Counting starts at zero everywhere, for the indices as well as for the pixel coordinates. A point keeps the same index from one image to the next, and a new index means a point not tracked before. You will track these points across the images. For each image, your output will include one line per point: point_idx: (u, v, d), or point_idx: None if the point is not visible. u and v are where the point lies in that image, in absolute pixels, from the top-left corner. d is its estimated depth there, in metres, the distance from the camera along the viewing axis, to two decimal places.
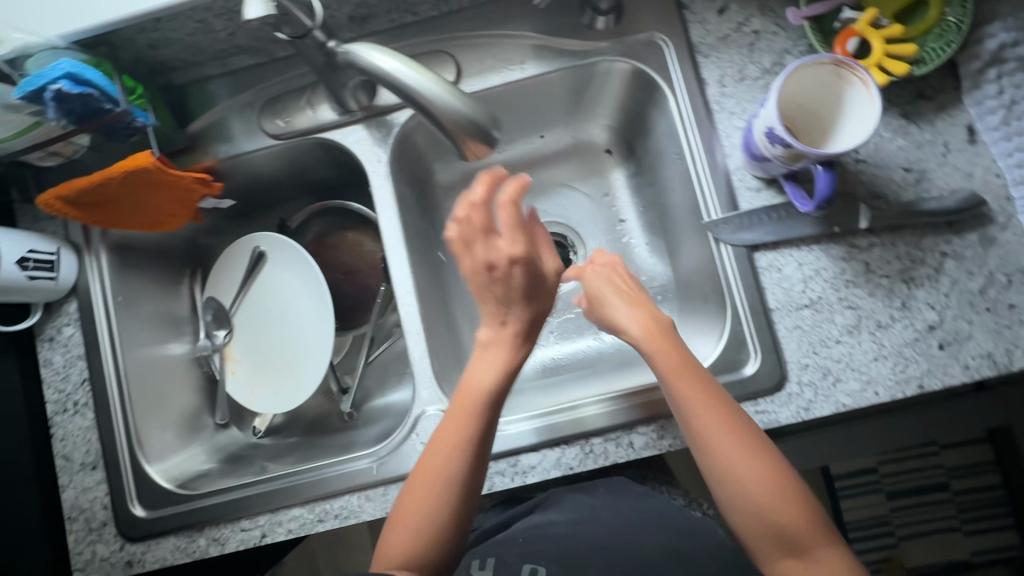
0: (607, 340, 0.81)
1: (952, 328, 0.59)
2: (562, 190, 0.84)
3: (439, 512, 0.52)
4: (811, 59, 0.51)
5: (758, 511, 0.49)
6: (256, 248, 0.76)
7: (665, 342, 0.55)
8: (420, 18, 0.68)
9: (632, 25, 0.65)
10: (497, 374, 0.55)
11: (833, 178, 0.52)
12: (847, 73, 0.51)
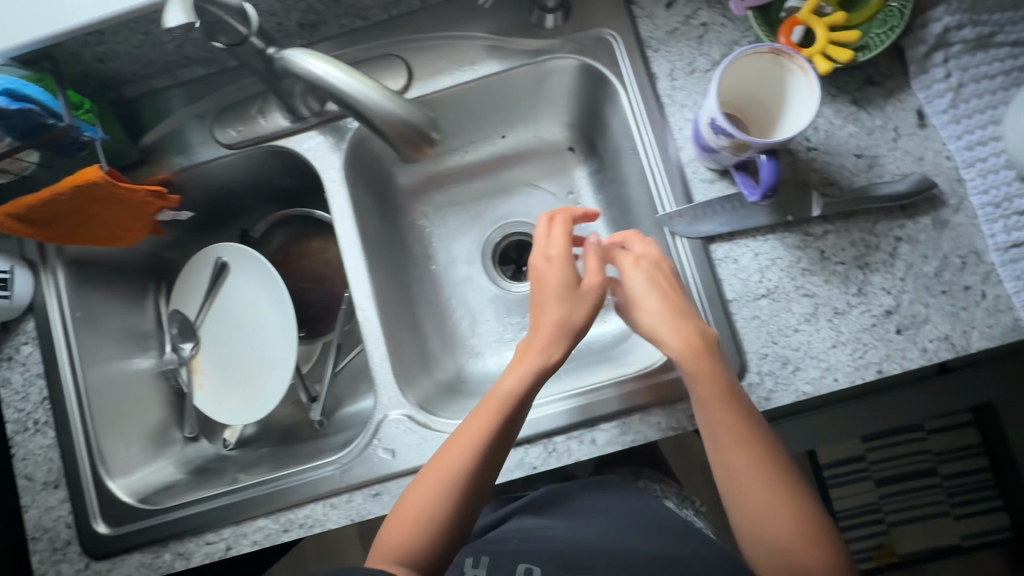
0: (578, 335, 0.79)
1: (909, 312, 0.59)
2: (528, 190, 0.84)
3: (436, 515, 0.53)
4: (749, 48, 0.51)
5: (763, 526, 0.49)
6: (218, 259, 0.76)
7: (700, 354, 0.54)
8: (371, 22, 0.68)
9: (581, 22, 0.65)
10: (521, 376, 0.56)
11: (777, 166, 0.52)
12: (786, 61, 0.51)
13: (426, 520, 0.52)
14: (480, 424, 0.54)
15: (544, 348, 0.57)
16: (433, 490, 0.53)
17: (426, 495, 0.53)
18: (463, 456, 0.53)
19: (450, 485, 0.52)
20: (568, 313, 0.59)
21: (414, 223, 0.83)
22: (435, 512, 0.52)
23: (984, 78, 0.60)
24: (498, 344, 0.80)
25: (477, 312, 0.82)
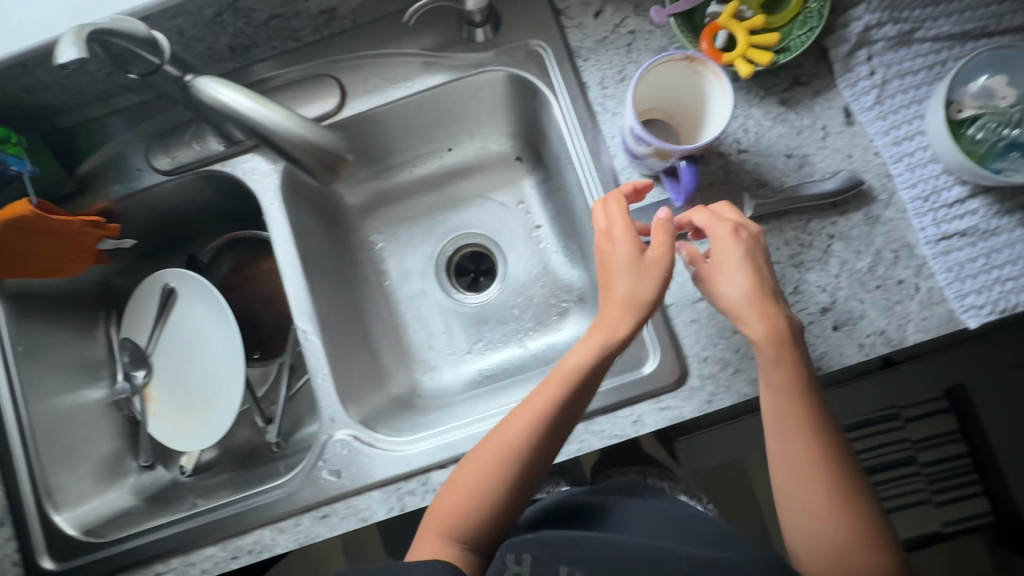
0: (533, 347, 0.80)
1: (845, 309, 0.60)
2: (480, 201, 0.85)
3: (485, 490, 0.54)
4: (665, 55, 0.53)
5: (803, 513, 0.50)
6: (165, 285, 0.76)
7: (772, 340, 0.52)
8: (303, 42, 0.68)
9: (511, 35, 0.66)
10: (588, 358, 0.53)
11: (696, 172, 0.56)
12: (699, 68, 0.54)
13: (473, 510, 0.54)
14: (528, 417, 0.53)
15: (608, 325, 0.53)
16: (482, 481, 0.54)
17: (474, 485, 0.54)
18: (518, 453, 0.53)
19: (496, 478, 0.54)
20: (631, 293, 0.53)
21: (366, 239, 0.83)
22: (482, 504, 0.53)
23: (908, 74, 0.61)
24: (454, 355, 0.81)
25: (432, 325, 0.82)
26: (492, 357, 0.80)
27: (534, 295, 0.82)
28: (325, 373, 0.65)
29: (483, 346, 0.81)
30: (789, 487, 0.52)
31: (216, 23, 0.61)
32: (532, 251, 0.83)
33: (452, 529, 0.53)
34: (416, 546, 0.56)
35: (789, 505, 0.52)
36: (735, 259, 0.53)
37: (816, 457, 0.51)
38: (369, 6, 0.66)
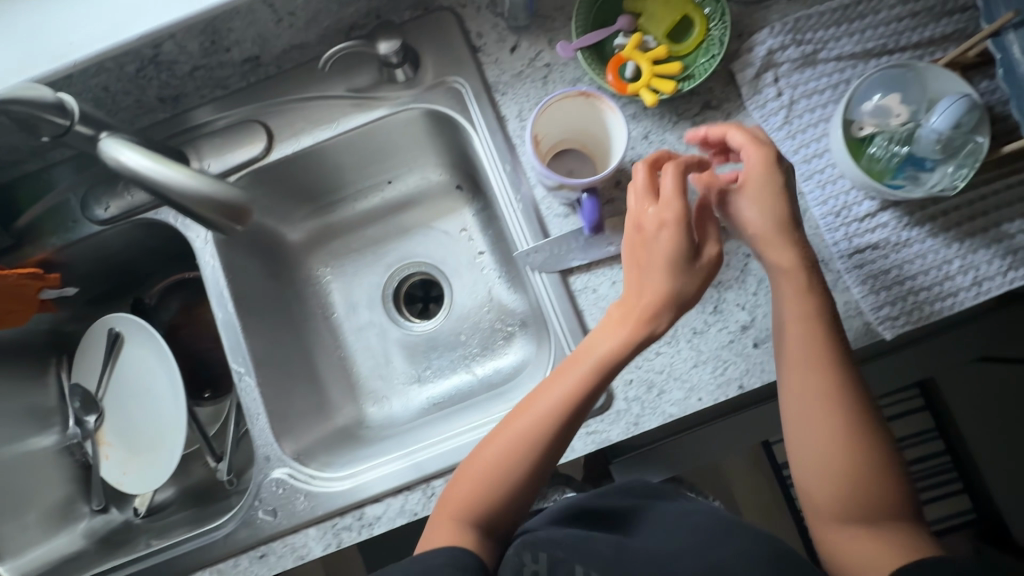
0: (480, 372, 0.81)
1: (764, 326, 0.61)
2: (424, 230, 0.86)
3: (518, 467, 0.53)
4: (562, 92, 0.56)
5: (827, 459, 0.50)
6: (110, 330, 0.77)
7: (796, 281, 0.53)
8: (232, 90, 0.70)
9: (431, 73, 0.68)
10: (621, 342, 0.52)
11: (596, 205, 0.59)
12: (595, 103, 0.58)
13: (493, 479, 0.53)
14: (564, 393, 0.52)
15: (648, 311, 0.51)
16: (506, 451, 0.53)
17: (495, 457, 0.53)
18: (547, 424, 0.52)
19: (531, 444, 0.52)
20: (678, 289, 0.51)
21: (313, 273, 0.84)
22: (504, 476, 0.53)
23: (815, 93, 0.63)
24: (404, 383, 0.82)
25: (381, 355, 0.83)
26: (441, 384, 0.81)
27: (480, 320, 0.83)
28: (264, 412, 0.68)
29: (432, 373, 0.82)
30: (809, 435, 0.51)
31: (139, 78, 0.63)
32: (475, 277, 0.84)
33: (468, 502, 0.53)
34: (433, 527, 0.54)
35: (809, 453, 0.51)
36: (770, 208, 0.53)
37: (840, 399, 0.50)
38: (293, 53, 0.68)
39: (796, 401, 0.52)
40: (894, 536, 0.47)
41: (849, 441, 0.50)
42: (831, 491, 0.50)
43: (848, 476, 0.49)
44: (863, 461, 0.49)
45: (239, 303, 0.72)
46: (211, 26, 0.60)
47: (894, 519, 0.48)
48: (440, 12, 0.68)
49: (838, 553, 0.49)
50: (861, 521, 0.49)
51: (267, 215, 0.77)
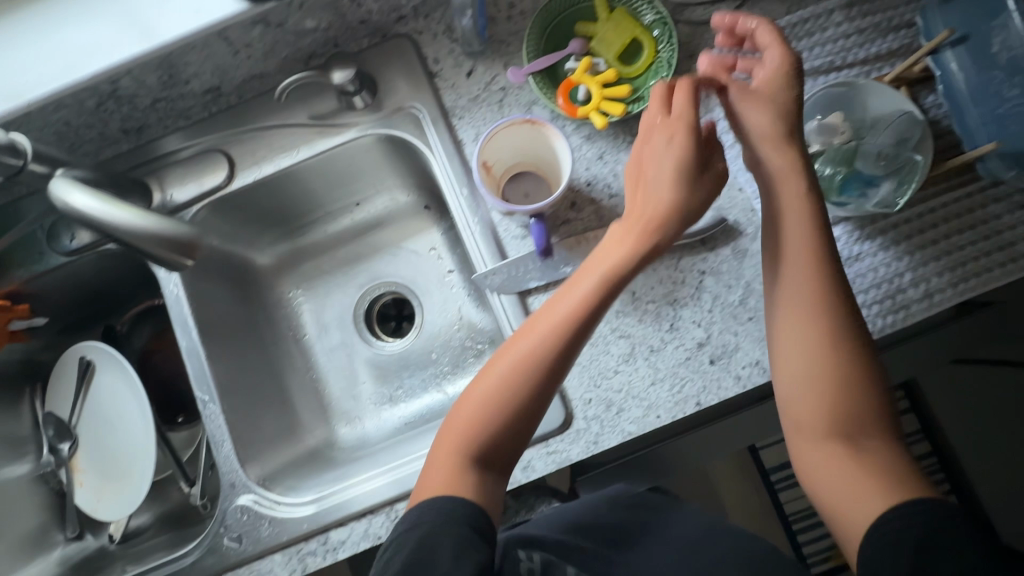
0: (451, 391, 0.81)
1: (720, 343, 0.61)
2: (394, 250, 0.87)
3: (522, 386, 0.51)
4: (506, 120, 0.58)
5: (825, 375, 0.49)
6: (82, 358, 0.78)
7: (797, 192, 0.52)
8: (194, 120, 0.71)
9: (389, 99, 0.69)
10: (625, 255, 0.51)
11: (544, 230, 0.60)
12: (540, 129, 0.59)
13: (495, 409, 0.51)
14: (567, 309, 0.51)
15: (647, 226, 0.51)
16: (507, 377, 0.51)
17: (494, 385, 0.52)
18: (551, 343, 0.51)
19: (536, 362, 0.51)
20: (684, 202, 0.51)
21: (284, 296, 0.85)
22: (507, 401, 0.51)
23: None
24: (376, 404, 0.82)
25: (352, 375, 0.83)
26: (412, 404, 0.81)
27: (451, 338, 0.83)
28: (230, 439, 0.69)
29: (403, 393, 0.82)
30: (802, 353, 0.50)
31: (99, 113, 0.64)
32: (445, 296, 0.85)
33: (466, 432, 0.52)
34: (434, 461, 0.52)
35: (798, 370, 0.50)
36: (773, 120, 0.53)
37: (836, 314, 0.49)
38: (253, 82, 0.69)
39: (794, 316, 0.51)
40: (875, 455, 0.47)
41: (842, 356, 0.49)
42: (818, 409, 0.48)
43: (838, 395, 0.48)
44: (850, 377, 0.48)
45: (205, 331, 0.72)
46: (168, 62, 0.60)
47: (876, 436, 0.47)
48: (397, 38, 0.69)
49: (812, 471, 0.49)
50: (844, 439, 0.47)
51: (234, 240, 0.78)
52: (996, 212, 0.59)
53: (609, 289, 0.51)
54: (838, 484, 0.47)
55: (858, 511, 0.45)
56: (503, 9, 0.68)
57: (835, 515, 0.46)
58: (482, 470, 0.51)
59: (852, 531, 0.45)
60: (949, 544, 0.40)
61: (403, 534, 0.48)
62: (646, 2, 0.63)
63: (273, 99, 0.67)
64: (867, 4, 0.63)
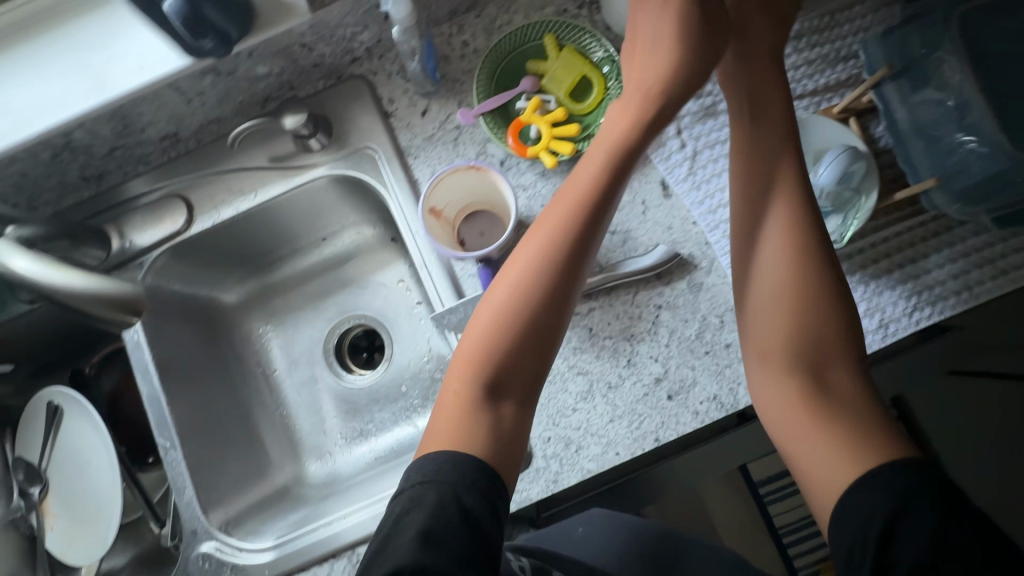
0: (422, 425, 0.79)
1: (677, 378, 0.61)
2: (363, 282, 0.86)
3: (552, 259, 0.53)
4: (450, 167, 0.59)
5: (790, 275, 0.54)
6: (49, 403, 0.78)
7: (772, 94, 0.58)
8: (153, 165, 0.71)
9: (346, 140, 0.69)
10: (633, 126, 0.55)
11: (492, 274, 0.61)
12: (485, 173, 0.60)
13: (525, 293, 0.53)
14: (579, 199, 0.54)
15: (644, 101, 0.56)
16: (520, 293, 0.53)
17: (508, 305, 0.53)
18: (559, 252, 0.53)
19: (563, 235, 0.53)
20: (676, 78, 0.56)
21: (253, 332, 0.85)
22: (540, 279, 0.53)
23: (716, 144, 0.65)
24: (346, 440, 0.81)
25: (322, 410, 0.83)
26: (383, 438, 0.80)
27: (420, 370, 0.82)
28: (191, 485, 0.68)
29: (375, 428, 0.81)
30: (772, 293, 0.54)
31: (56, 164, 0.64)
32: (414, 328, 0.84)
33: (478, 356, 0.52)
34: (468, 347, 0.54)
35: (767, 307, 0.54)
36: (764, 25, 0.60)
37: (809, 249, 0.54)
38: (210, 127, 0.70)
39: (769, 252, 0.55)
40: (843, 390, 0.50)
41: (811, 291, 0.53)
42: (787, 346, 0.52)
43: (802, 332, 0.53)
44: (816, 317, 0.53)
45: (165, 374, 0.72)
46: (120, 114, 0.61)
47: (842, 370, 0.51)
48: (352, 79, 0.70)
49: (775, 397, 0.52)
50: (812, 377, 0.51)
51: (199, 281, 0.78)
52: (950, 240, 0.59)
53: (615, 180, 0.54)
54: (804, 428, 0.49)
55: (824, 451, 0.47)
56: (456, 49, 0.69)
57: (798, 458, 0.49)
58: (494, 401, 0.52)
59: (817, 469, 0.47)
60: (921, 492, 0.41)
61: (415, 490, 0.46)
62: (594, 40, 0.64)
63: (227, 145, 0.68)
64: (814, 35, 0.64)
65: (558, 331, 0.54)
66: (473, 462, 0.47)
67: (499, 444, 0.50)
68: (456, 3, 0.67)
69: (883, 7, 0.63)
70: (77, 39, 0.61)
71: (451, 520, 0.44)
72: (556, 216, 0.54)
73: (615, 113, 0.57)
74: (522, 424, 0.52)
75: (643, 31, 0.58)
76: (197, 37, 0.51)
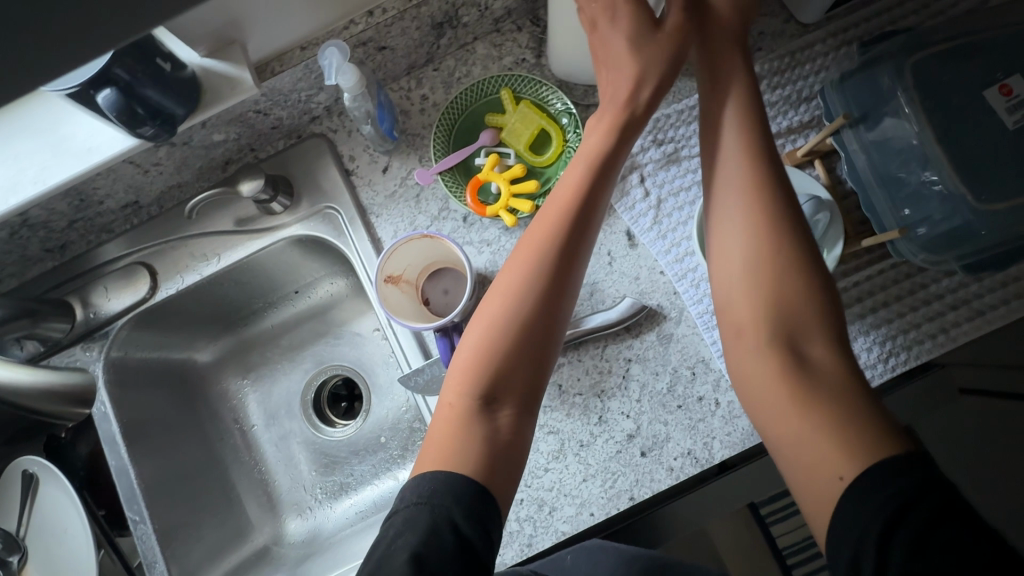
0: (404, 477, 0.75)
1: (650, 433, 0.59)
2: (338, 332, 0.83)
3: (540, 263, 0.50)
4: (404, 237, 0.59)
5: (765, 257, 0.48)
6: (24, 472, 0.74)
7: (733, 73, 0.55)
8: (118, 232, 0.72)
9: (309, 198, 0.69)
10: (607, 134, 0.54)
11: (450, 344, 0.60)
12: (439, 241, 0.60)
13: (511, 296, 0.50)
14: (564, 203, 0.52)
15: (617, 111, 0.54)
16: (507, 294, 0.51)
17: (495, 309, 0.51)
18: (546, 249, 0.51)
19: (551, 237, 0.51)
20: (645, 74, 0.54)
21: (227, 388, 0.83)
22: (529, 282, 0.50)
23: (680, 191, 0.64)
24: (325, 495, 0.77)
25: (298, 465, 0.79)
26: (363, 493, 0.76)
27: (399, 421, 0.78)
28: (162, 560, 0.66)
29: (357, 482, 0.77)
30: (740, 269, 0.50)
31: (16, 240, 0.64)
32: (389, 378, 0.81)
33: (472, 365, 0.49)
34: (455, 360, 0.51)
35: (735, 286, 0.50)
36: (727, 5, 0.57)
37: (773, 216, 0.49)
38: (173, 192, 0.70)
39: (734, 225, 0.51)
40: (825, 371, 0.44)
41: (780, 261, 0.48)
42: (759, 324, 0.48)
43: (777, 318, 0.47)
44: (785, 286, 0.47)
45: (133, 442, 0.69)
46: (76, 190, 0.61)
47: (820, 347, 0.46)
48: (313, 138, 0.69)
49: (757, 391, 0.46)
50: (786, 357, 0.45)
51: (168, 345, 0.77)
52: (924, 280, 0.57)
53: (597, 182, 0.53)
54: (786, 420, 0.43)
55: (814, 445, 0.41)
56: (416, 103, 0.68)
57: (786, 453, 0.43)
58: (491, 409, 0.48)
59: (810, 466, 0.41)
60: (917, 493, 0.36)
61: (410, 513, 0.43)
62: (551, 92, 0.64)
63: (185, 214, 0.67)
64: (776, 75, 0.62)
65: (554, 330, 0.51)
66: (471, 484, 0.44)
67: (492, 458, 0.46)
68: (414, 58, 0.66)
69: (842, 48, 0.62)
70: (26, 120, 0.59)
71: (446, 549, 0.40)
72: (543, 218, 0.52)
73: (592, 127, 0.56)
74: (517, 442, 0.48)
75: (597, 41, 0.55)
76: (138, 126, 0.53)
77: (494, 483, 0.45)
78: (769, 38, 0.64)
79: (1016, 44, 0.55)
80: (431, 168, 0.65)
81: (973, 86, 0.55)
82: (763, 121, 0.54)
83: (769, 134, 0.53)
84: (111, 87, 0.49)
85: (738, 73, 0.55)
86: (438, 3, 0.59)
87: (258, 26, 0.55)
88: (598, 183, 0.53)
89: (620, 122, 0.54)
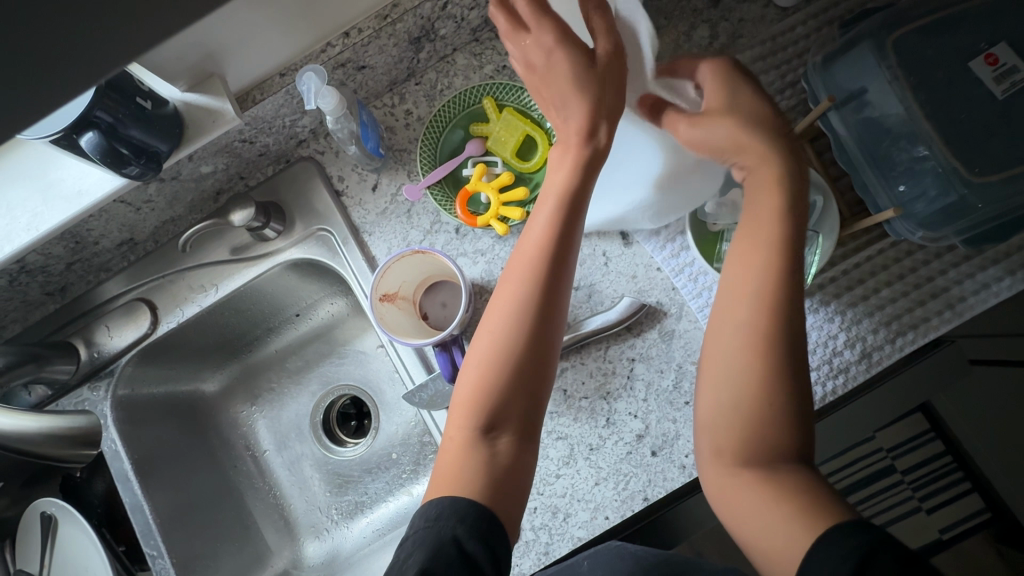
0: (418, 492, 0.74)
1: (660, 432, 0.59)
2: (344, 350, 0.83)
3: (530, 305, 0.48)
4: (397, 254, 0.59)
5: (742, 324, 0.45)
6: (43, 514, 0.70)
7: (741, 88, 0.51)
8: (115, 270, 0.73)
9: (304, 221, 0.69)
10: (567, 172, 0.51)
11: (450, 357, 0.60)
12: (430, 255, 0.60)
13: (512, 327, 0.48)
14: (537, 248, 0.49)
15: (570, 160, 0.51)
16: (501, 326, 0.49)
17: (488, 341, 0.49)
18: (531, 292, 0.49)
19: (534, 282, 0.49)
20: (600, 101, 0.50)
21: (237, 416, 0.83)
22: (523, 320, 0.48)
23: None
24: (342, 516, 0.77)
25: (312, 487, 0.79)
26: (378, 512, 0.75)
27: (409, 435, 0.77)
28: None
29: (371, 501, 0.76)
30: (729, 382, 0.44)
31: (16, 285, 0.66)
32: (396, 393, 0.80)
33: (473, 396, 0.48)
34: (456, 391, 0.50)
35: (724, 392, 0.44)
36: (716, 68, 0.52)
37: (776, 291, 0.45)
38: (168, 226, 0.71)
39: (735, 324, 0.45)
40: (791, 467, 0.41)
41: (778, 381, 0.42)
42: (735, 435, 0.43)
43: (753, 390, 0.43)
44: (770, 393, 0.42)
45: (145, 478, 0.69)
46: (70, 233, 0.62)
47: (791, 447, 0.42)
48: (301, 161, 0.69)
49: (731, 491, 0.42)
50: (761, 451, 0.42)
51: (174, 378, 0.77)
52: (924, 258, 0.56)
53: (569, 229, 0.50)
54: (757, 511, 0.40)
55: (785, 534, 0.38)
56: (400, 118, 0.68)
57: (754, 537, 0.40)
58: (491, 436, 0.47)
59: (776, 549, 0.39)
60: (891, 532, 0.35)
61: (420, 535, 0.42)
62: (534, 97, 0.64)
63: (180, 248, 0.68)
64: (759, 62, 0.62)
65: (546, 367, 0.49)
66: (476, 502, 0.43)
67: (497, 483, 0.45)
68: (394, 74, 0.66)
69: (822, 30, 0.62)
70: (14, 168, 0.60)
71: (454, 564, 0.40)
72: (519, 257, 0.50)
73: (556, 164, 0.52)
74: (516, 472, 0.46)
75: (539, 80, 0.52)
76: (123, 164, 0.53)
77: (500, 509, 0.45)
78: (749, 24, 0.63)
79: (1000, 12, 0.54)
80: (419, 183, 0.66)
81: (958, 58, 0.55)
82: (801, 236, 0.47)
83: (803, 195, 0.48)
84: (93, 130, 0.50)
85: (773, 176, 0.48)
86: (413, 18, 0.59)
87: (235, 58, 0.56)
88: (573, 220, 0.50)
89: (579, 167, 0.51)
